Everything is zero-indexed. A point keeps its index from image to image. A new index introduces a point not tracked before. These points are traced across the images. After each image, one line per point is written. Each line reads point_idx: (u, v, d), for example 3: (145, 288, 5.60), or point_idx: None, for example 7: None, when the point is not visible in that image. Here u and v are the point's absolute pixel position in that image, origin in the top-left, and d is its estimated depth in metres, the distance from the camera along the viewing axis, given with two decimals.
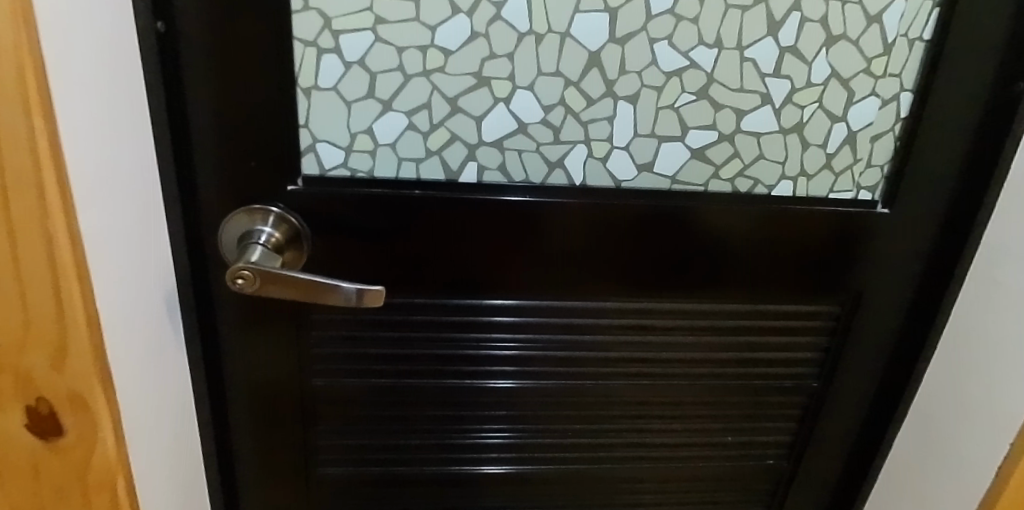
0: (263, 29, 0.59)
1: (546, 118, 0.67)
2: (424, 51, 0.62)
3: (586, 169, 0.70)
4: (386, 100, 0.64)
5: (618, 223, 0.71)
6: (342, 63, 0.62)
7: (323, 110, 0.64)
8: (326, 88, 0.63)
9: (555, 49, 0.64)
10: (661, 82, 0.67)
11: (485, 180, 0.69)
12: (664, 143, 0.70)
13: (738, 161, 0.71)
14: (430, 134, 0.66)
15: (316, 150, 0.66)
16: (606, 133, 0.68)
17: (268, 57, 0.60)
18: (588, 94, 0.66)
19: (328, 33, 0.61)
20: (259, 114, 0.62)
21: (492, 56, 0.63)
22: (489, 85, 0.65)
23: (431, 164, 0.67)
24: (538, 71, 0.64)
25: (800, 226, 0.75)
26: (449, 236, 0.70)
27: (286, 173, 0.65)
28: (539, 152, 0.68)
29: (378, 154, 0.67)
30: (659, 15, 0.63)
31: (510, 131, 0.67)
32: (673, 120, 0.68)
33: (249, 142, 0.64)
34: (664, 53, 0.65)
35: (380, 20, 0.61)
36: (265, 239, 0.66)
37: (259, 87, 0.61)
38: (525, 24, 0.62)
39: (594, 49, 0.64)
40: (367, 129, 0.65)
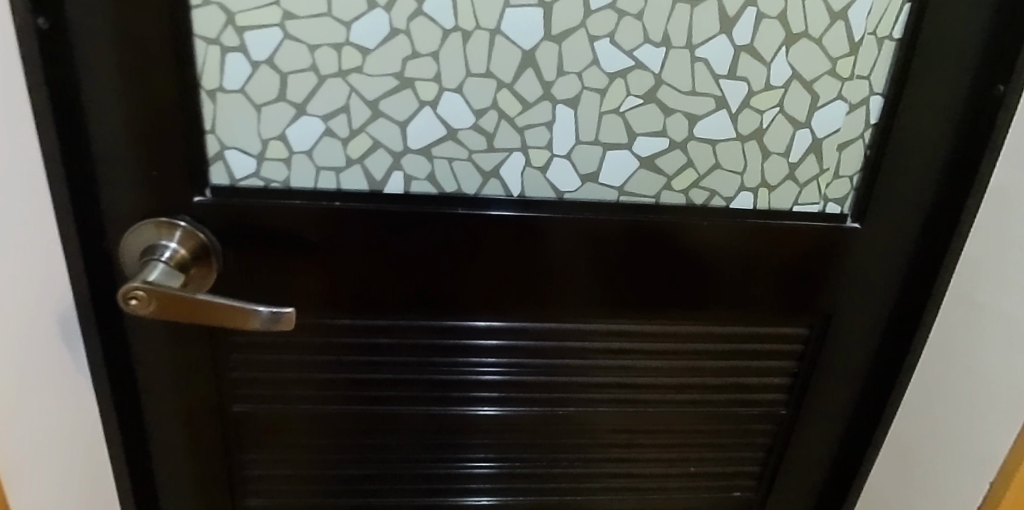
0: (155, 25, 0.53)
1: (478, 123, 0.61)
2: (339, 50, 0.57)
3: (525, 179, 0.64)
4: (299, 103, 0.59)
5: (565, 239, 0.65)
6: (249, 63, 0.57)
7: (231, 114, 0.59)
8: (233, 89, 0.58)
9: (485, 48, 0.58)
10: (604, 84, 0.61)
11: (413, 191, 0.63)
12: (609, 151, 0.63)
13: (692, 171, 0.66)
14: (350, 140, 0.60)
15: (225, 157, 0.60)
16: (545, 141, 0.62)
17: (164, 57, 0.55)
18: (523, 97, 0.60)
19: (231, 29, 0.55)
20: (160, 118, 0.57)
21: (414, 55, 0.58)
22: (413, 86, 0.59)
23: (352, 173, 0.62)
24: (467, 71, 0.59)
25: (765, 242, 0.69)
26: (377, 251, 0.64)
27: (194, 183, 0.60)
28: (471, 160, 0.62)
29: (293, 163, 0.61)
30: (598, 11, 0.58)
31: (439, 138, 0.61)
32: (619, 126, 0.62)
33: (149, 148, 0.58)
34: (607, 53, 0.60)
35: (288, 16, 0.55)
36: (168, 256, 0.60)
37: (157, 89, 0.56)
38: (450, 20, 0.57)
39: (528, 47, 0.59)
40: (280, 135, 0.60)
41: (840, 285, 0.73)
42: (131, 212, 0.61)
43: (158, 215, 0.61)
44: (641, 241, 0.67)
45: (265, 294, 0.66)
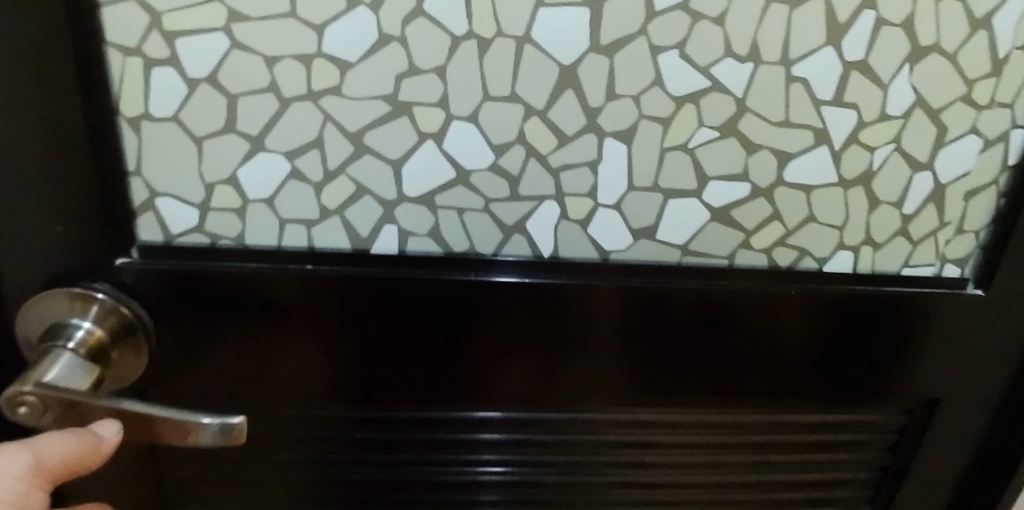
0: (46, 23, 0.37)
1: (497, 163, 0.45)
2: (309, 64, 0.41)
3: (558, 236, 0.48)
4: (255, 135, 0.43)
5: (602, 314, 0.49)
6: (186, 81, 0.41)
7: (161, 151, 0.43)
8: (163, 118, 0.42)
9: (510, 62, 0.43)
10: (669, 112, 0.45)
11: (410, 250, 0.47)
12: (672, 200, 0.48)
13: (779, 225, 0.50)
14: (325, 186, 0.45)
15: (156, 207, 0.45)
16: (589, 186, 0.46)
17: (62, 70, 0.39)
18: (560, 129, 0.45)
19: (157, 35, 0.40)
20: (63, 155, 0.41)
21: (412, 72, 0.42)
22: (411, 114, 0.43)
23: (329, 228, 0.46)
24: (484, 94, 0.43)
25: (864, 314, 0.53)
26: (353, 327, 0.48)
27: (116, 241, 0.44)
28: (488, 212, 0.47)
29: (249, 214, 0.45)
30: (665, 13, 0.42)
31: (445, 182, 0.45)
32: (687, 167, 0.47)
33: (49, 196, 0.42)
34: (673, 70, 0.44)
35: (238, 17, 0.40)
36: (78, 340, 0.44)
37: (55, 116, 0.40)
38: (462, 24, 0.41)
39: (568, 62, 0.43)
40: (230, 178, 0.44)
41: (953, 364, 0.57)
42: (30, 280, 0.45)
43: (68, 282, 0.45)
44: (702, 316, 0.51)
45: (211, 380, 0.50)
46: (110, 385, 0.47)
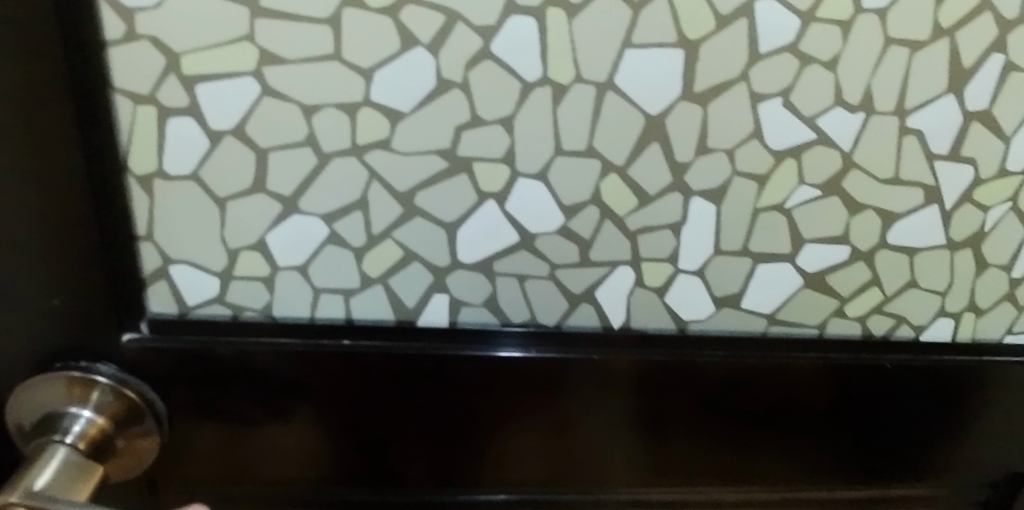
0: (34, 63, 0.30)
1: (567, 225, 0.39)
2: (354, 115, 0.35)
3: (631, 305, 0.42)
4: (288, 196, 0.36)
5: (621, 390, 0.43)
6: (208, 134, 0.35)
7: (178, 213, 0.36)
8: (181, 176, 0.36)
9: (588, 111, 0.36)
10: (767, 168, 0.39)
11: (462, 322, 0.41)
12: (762, 266, 0.42)
13: (877, 290, 0.44)
14: (367, 252, 0.39)
15: (171, 275, 0.38)
16: (669, 250, 0.40)
17: (57, 121, 0.32)
18: (640, 187, 0.38)
19: (173, 80, 0.33)
20: (58, 219, 0.34)
21: (474, 123, 0.36)
22: (471, 170, 0.37)
23: (371, 297, 0.40)
24: (555, 148, 0.37)
25: (933, 387, 0.47)
26: (339, 405, 0.42)
27: (122, 314, 0.38)
28: (554, 279, 0.41)
29: (279, 282, 0.39)
30: (771, 56, 0.36)
31: (507, 247, 0.39)
32: (782, 228, 0.41)
33: (42, 267, 0.35)
34: (774, 120, 0.38)
35: (272, 60, 0.33)
36: (76, 433, 0.38)
37: (48, 173, 0.33)
38: (535, 68, 0.35)
39: (656, 111, 0.37)
40: (258, 243, 0.38)
41: None
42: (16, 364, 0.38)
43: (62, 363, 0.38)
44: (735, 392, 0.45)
45: (197, 467, 0.44)
46: (116, 474, 0.42)
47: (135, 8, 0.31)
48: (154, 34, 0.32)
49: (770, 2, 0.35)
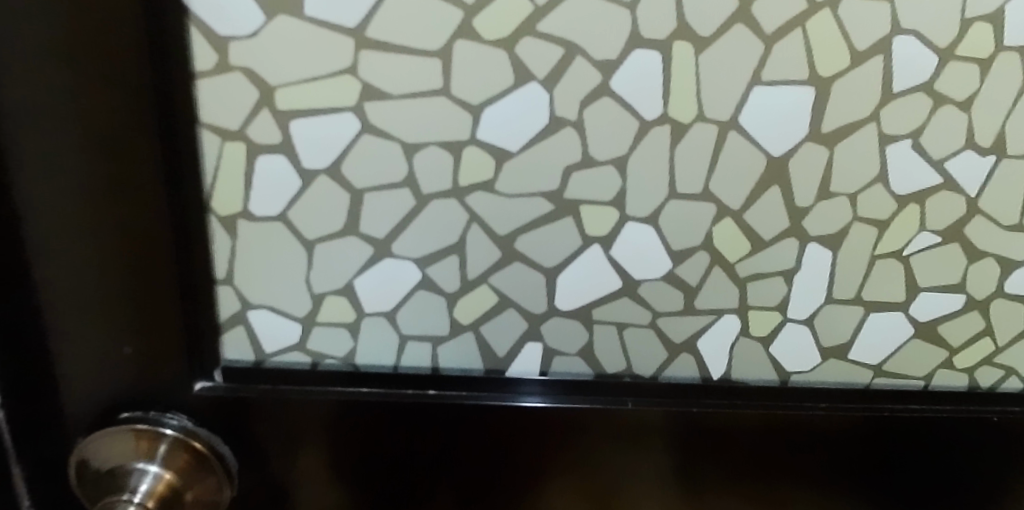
0: (123, 96, 0.29)
1: (674, 272, 0.36)
2: (458, 154, 0.32)
3: (733, 355, 0.39)
4: (380, 239, 0.34)
5: (686, 443, 0.40)
6: (299, 174, 0.32)
7: (260, 256, 0.34)
8: (267, 217, 0.33)
9: (706, 152, 0.34)
10: (888, 213, 0.36)
11: (553, 372, 0.39)
12: (874, 314, 0.39)
13: (989, 341, 0.41)
14: (460, 298, 0.36)
15: (248, 321, 0.35)
16: (779, 298, 0.38)
17: (141, 159, 0.30)
18: (755, 232, 0.36)
19: (266, 115, 0.30)
20: (136, 265, 0.32)
21: (585, 163, 0.33)
22: (578, 213, 0.34)
23: (459, 346, 0.37)
24: (669, 191, 0.34)
25: (1008, 440, 0.42)
26: (385, 461, 0.39)
27: (195, 361, 0.35)
28: (655, 327, 0.38)
29: (363, 329, 0.36)
30: (905, 95, 0.33)
31: (608, 294, 0.37)
32: (897, 276, 0.38)
33: (115, 311, 0.33)
34: (902, 163, 0.35)
35: (374, 94, 0.30)
36: (144, 491, 0.35)
37: (128, 214, 0.31)
38: (656, 106, 0.32)
39: (779, 152, 0.34)
40: (345, 288, 0.35)
41: None
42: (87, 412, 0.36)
43: (130, 413, 0.36)
44: (803, 448, 0.41)
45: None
46: None
47: (232, 37, 0.28)
48: (248, 66, 0.29)
49: (909, 37, 0.32)
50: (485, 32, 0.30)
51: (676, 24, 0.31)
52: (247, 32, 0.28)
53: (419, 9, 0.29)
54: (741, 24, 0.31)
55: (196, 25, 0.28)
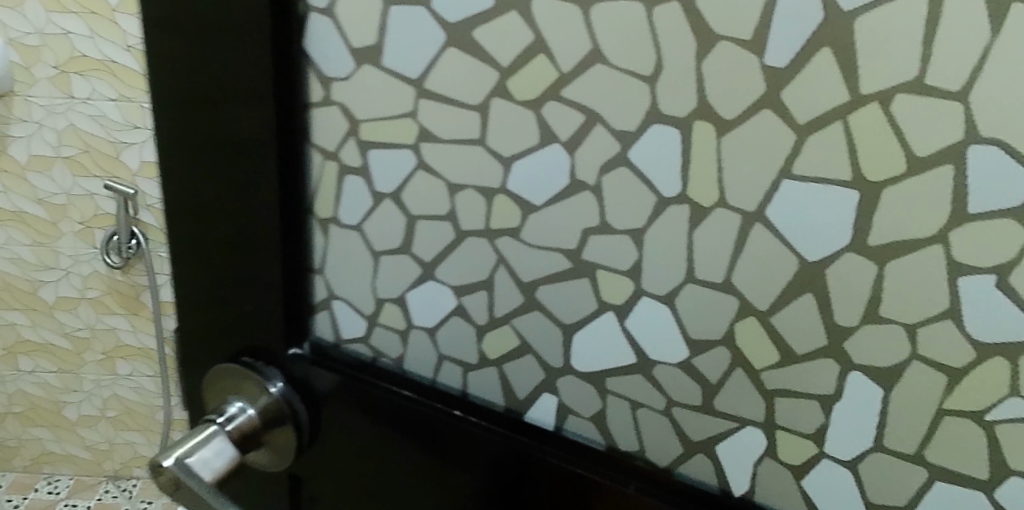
0: (254, 116, 0.37)
1: (692, 363, 0.35)
2: (490, 199, 0.36)
3: (756, 475, 0.35)
4: (426, 262, 0.40)
5: None
6: (370, 195, 0.39)
7: (344, 256, 0.42)
8: (349, 225, 0.41)
9: (729, 240, 0.32)
10: (965, 363, 0.29)
11: (566, 430, 0.39)
12: (940, 484, 0.31)
13: None
14: (486, 332, 0.40)
15: (332, 308, 0.44)
16: (815, 428, 0.33)
17: (262, 164, 0.39)
18: (785, 340, 0.32)
19: (352, 143, 0.39)
20: (256, 245, 0.41)
21: (602, 228, 0.34)
22: (594, 275, 0.35)
23: (485, 376, 0.41)
24: (687, 274, 0.33)
25: None
26: (418, 464, 0.43)
27: (292, 332, 0.44)
28: (669, 417, 0.37)
29: (410, 338, 0.42)
30: (985, 218, 0.26)
31: (621, 367, 0.37)
32: (980, 448, 0.29)
33: (244, 277, 0.43)
34: (985, 304, 0.27)
35: (427, 135, 0.36)
36: (236, 423, 0.44)
37: (251, 204, 0.40)
38: (674, 183, 0.32)
39: (813, 258, 0.30)
40: (399, 299, 0.42)
41: None
42: (223, 348, 0.47)
43: (247, 358, 0.46)
44: None
45: (309, 472, 0.49)
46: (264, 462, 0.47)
47: (335, 77, 0.38)
48: (343, 102, 0.38)
49: (993, 149, 0.25)
50: (517, 92, 0.34)
51: (697, 103, 0.30)
52: (342, 76, 0.37)
53: (464, 68, 0.34)
54: (769, 109, 0.29)
55: (312, 68, 0.38)
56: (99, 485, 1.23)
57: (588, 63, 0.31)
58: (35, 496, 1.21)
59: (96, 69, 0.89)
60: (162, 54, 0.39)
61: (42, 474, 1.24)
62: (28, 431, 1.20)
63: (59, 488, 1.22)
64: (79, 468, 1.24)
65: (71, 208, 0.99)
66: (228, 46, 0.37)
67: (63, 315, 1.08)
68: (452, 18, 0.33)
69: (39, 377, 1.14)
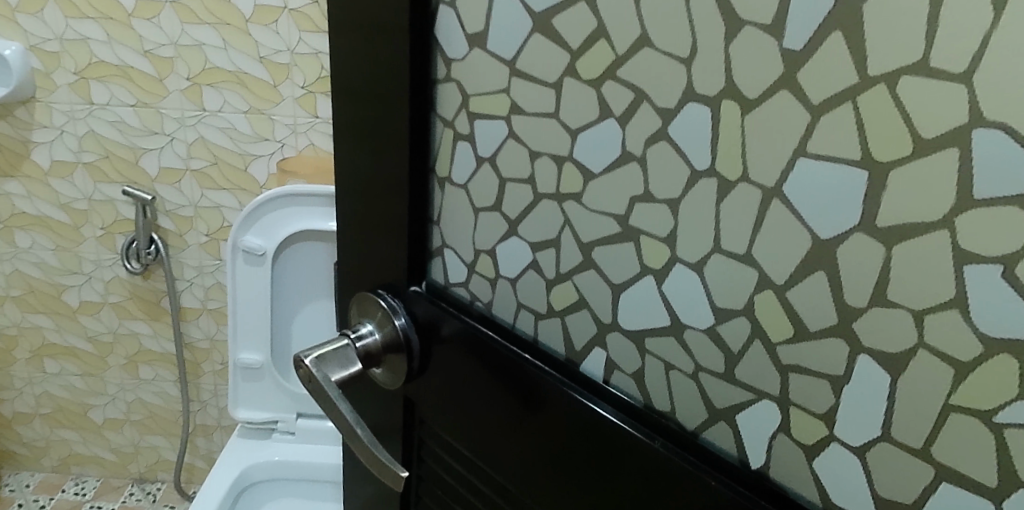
0: (396, 89, 0.48)
1: (716, 329, 0.38)
2: (560, 165, 0.43)
3: (772, 450, 0.38)
4: (512, 219, 0.48)
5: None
6: (474, 157, 0.49)
7: (456, 209, 0.52)
8: (459, 184, 0.51)
9: (751, 213, 0.35)
10: (972, 357, 0.29)
11: (613, 384, 0.45)
12: (947, 485, 0.32)
13: None
14: (555, 285, 0.47)
15: (444, 255, 0.54)
16: (826, 408, 0.35)
17: (399, 129, 0.50)
18: (799, 316, 0.35)
19: (464, 115, 0.48)
20: (393, 197, 0.52)
21: (646, 197, 0.39)
22: (638, 240, 0.40)
23: (551, 326, 0.48)
24: (714, 244, 0.37)
25: None
26: (488, 394, 0.50)
27: (415, 269, 0.54)
28: (696, 382, 0.41)
29: (498, 286, 0.51)
30: (989, 204, 0.27)
31: (659, 328, 0.42)
32: (985, 443, 0.30)
33: (383, 225, 0.55)
34: (988, 291, 0.28)
35: (516, 109, 0.45)
36: (365, 341, 0.57)
37: (391, 164, 0.51)
38: (705, 158, 0.36)
39: (826, 235, 0.33)
40: (491, 251, 0.51)
41: None
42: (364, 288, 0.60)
43: (382, 291, 0.57)
44: None
45: (416, 398, 0.58)
46: (386, 377, 0.58)
47: (454, 59, 0.47)
48: (458, 79, 0.48)
49: (997, 133, 0.26)
50: (583, 72, 0.40)
51: (726, 84, 0.34)
52: (458, 57, 0.47)
53: (546, 51, 0.41)
54: (788, 90, 0.32)
55: (441, 55, 0.48)
56: (122, 488, 1.71)
57: (637, 47, 0.37)
58: (60, 497, 1.67)
59: (113, 75, 1.30)
60: (341, 56, 0.52)
61: (68, 476, 1.72)
62: (57, 432, 1.67)
63: (83, 491, 1.69)
64: (104, 472, 1.73)
65: (92, 212, 1.43)
66: (381, 40, 0.48)
67: (88, 318, 1.54)
68: (538, 7, 0.41)
69: (100, 399, 1.63)
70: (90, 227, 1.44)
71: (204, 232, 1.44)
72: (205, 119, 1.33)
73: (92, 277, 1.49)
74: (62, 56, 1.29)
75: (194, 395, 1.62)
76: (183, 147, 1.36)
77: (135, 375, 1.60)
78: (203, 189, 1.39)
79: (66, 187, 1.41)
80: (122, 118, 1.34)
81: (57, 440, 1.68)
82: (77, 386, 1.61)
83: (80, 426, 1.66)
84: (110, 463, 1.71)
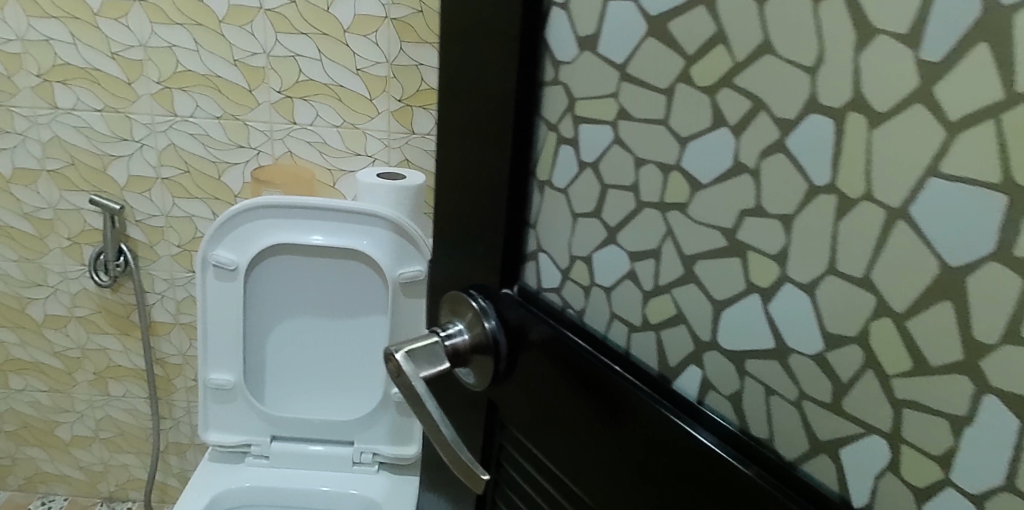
0: (504, 87, 0.47)
1: (825, 356, 0.34)
2: (666, 175, 0.40)
3: (876, 492, 0.33)
4: (612, 227, 0.45)
5: None
6: (578, 161, 0.46)
7: (555, 212, 0.49)
8: (560, 188, 0.48)
9: (873, 236, 0.30)
10: None
11: (705, 405, 0.40)
12: None
13: None
14: (652, 296, 0.43)
15: (538, 259, 0.51)
16: (942, 451, 0.30)
17: (502, 126, 0.48)
18: (915, 351, 0.30)
19: (569, 117, 0.46)
20: (492, 196, 0.50)
21: (757, 212, 0.35)
22: (744, 257, 0.36)
23: (645, 340, 0.44)
24: (829, 265, 0.32)
25: None
26: (570, 406, 0.46)
27: (508, 272, 0.52)
28: (800, 408, 0.35)
29: (592, 295, 0.47)
30: None
31: (761, 350, 0.37)
32: None
33: (479, 225, 0.53)
34: None
35: (624, 114, 0.42)
36: (454, 340, 0.53)
37: (493, 161, 0.49)
38: (826, 173, 0.32)
39: (956, 263, 0.28)
40: (587, 258, 0.47)
41: None
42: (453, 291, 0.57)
43: (473, 291, 0.54)
44: None
45: (502, 408, 0.54)
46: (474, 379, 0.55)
47: (564, 61, 0.46)
48: (566, 82, 0.46)
49: None
50: (697, 79, 0.37)
51: (852, 95, 0.30)
52: (568, 59, 0.45)
53: (660, 57, 0.39)
54: (921, 104, 0.27)
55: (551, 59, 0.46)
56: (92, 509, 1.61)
57: (758, 54, 0.33)
58: None
59: (76, 77, 1.22)
60: (453, 55, 0.52)
61: (36, 495, 1.62)
62: (22, 450, 1.57)
63: None
64: (73, 491, 1.63)
65: (59, 222, 1.34)
66: (493, 39, 0.47)
67: (53, 334, 1.45)
68: (655, 11, 0.39)
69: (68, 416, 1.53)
70: (56, 238, 1.36)
71: (177, 244, 1.36)
72: (177, 124, 1.25)
73: (59, 290, 1.40)
74: (23, 58, 1.21)
75: (167, 412, 1.53)
76: (153, 153, 1.28)
77: (105, 391, 1.50)
78: (174, 198, 1.31)
79: (29, 197, 1.32)
80: (87, 124, 1.26)
81: (22, 457, 1.58)
82: (42, 403, 1.51)
83: (45, 444, 1.56)
84: (79, 482, 1.61)
